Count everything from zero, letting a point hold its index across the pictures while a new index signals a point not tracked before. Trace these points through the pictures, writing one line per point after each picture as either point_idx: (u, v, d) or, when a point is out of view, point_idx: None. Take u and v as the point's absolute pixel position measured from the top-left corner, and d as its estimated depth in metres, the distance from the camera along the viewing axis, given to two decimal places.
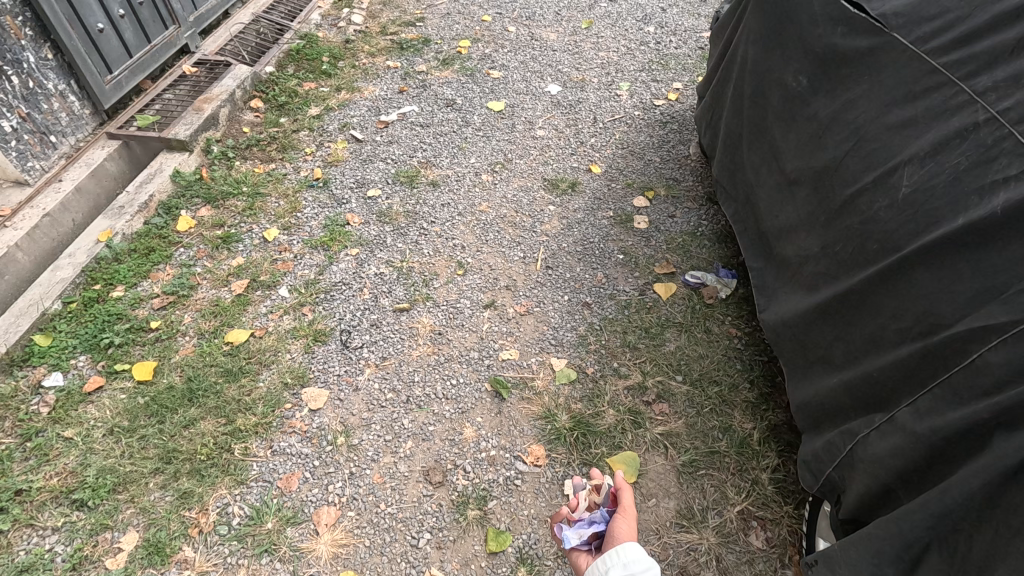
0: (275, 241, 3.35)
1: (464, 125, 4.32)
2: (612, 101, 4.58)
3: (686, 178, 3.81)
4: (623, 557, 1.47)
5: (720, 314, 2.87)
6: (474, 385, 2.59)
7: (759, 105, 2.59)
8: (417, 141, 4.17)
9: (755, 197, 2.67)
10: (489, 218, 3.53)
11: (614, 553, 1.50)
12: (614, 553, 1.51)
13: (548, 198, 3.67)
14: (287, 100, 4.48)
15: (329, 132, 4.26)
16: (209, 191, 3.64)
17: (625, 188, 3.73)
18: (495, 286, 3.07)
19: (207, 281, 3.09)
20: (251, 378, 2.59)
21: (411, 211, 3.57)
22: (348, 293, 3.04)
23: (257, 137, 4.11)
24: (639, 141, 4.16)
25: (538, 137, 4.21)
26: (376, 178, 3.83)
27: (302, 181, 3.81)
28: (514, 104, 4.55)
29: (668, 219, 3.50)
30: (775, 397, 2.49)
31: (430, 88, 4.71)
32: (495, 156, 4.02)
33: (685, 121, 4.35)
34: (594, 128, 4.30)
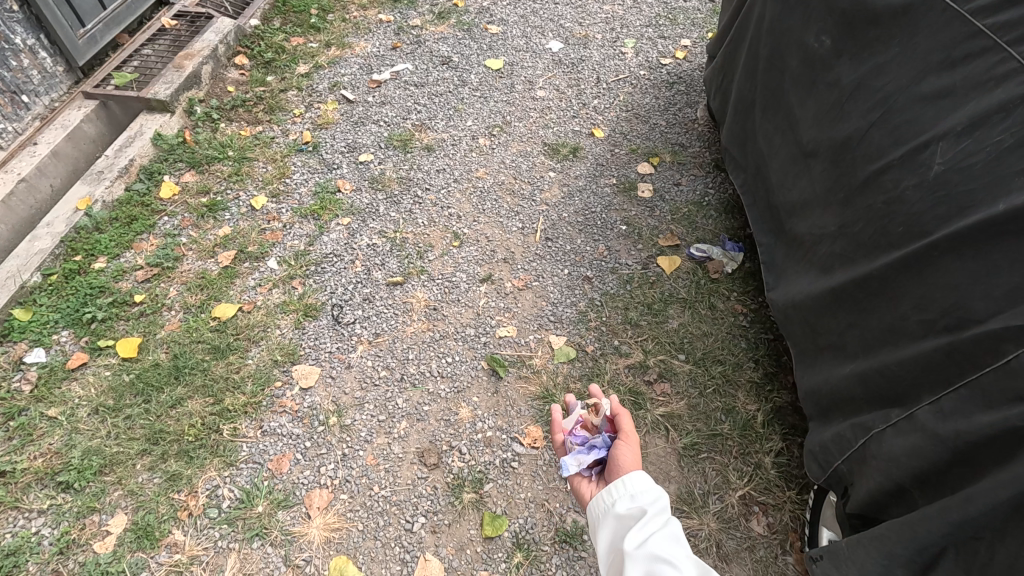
0: (263, 210, 3.21)
1: (461, 85, 4.10)
2: (617, 59, 4.34)
3: (693, 143, 3.64)
4: (630, 489, 1.50)
5: (726, 289, 2.76)
6: (470, 363, 2.51)
7: (776, 68, 2.41)
8: (411, 101, 3.96)
9: (767, 168, 2.52)
10: (486, 185, 3.38)
11: (620, 486, 1.53)
12: (619, 485, 1.54)
13: (548, 164, 3.51)
14: (273, 56, 4.23)
15: (318, 92, 4.04)
16: (193, 155, 3.47)
17: (629, 154, 3.56)
18: (493, 259, 2.96)
19: (193, 252, 2.97)
20: (240, 355, 2.50)
21: (405, 177, 3.41)
22: (340, 265, 2.92)
23: (242, 97, 3.90)
24: (645, 103, 3.96)
25: (538, 98, 4.00)
26: (368, 142, 3.65)
27: (291, 144, 3.63)
28: (513, 62, 4.31)
29: (674, 187, 3.34)
30: (780, 378, 2.42)
31: (424, 44, 4.46)
32: (493, 119, 3.83)
33: (693, 81, 4.13)
34: (597, 88, 4.09)
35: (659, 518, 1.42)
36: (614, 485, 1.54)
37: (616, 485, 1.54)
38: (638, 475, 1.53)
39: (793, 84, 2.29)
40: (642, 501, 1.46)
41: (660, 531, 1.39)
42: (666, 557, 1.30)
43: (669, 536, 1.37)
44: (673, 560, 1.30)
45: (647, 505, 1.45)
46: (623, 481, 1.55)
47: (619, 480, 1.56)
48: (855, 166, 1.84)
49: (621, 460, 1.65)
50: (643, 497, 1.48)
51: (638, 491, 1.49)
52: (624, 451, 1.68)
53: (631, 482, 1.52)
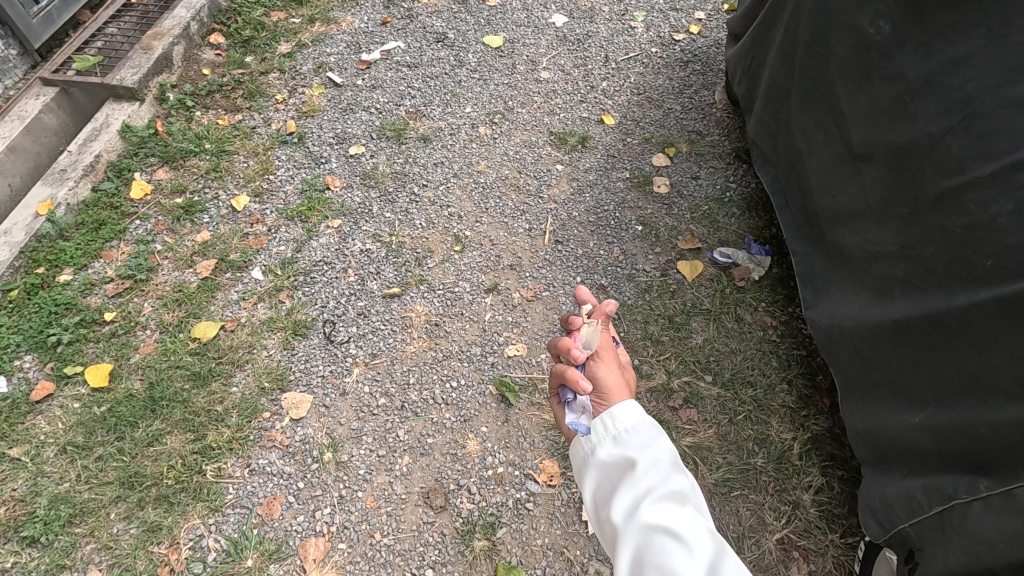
0: (245, 211, 2.94)
1: (458, 65, 3.78)
2: (626, 35, 4.01)
3: (711, 130, 3.36)
4: (617, 433, 1.32)
5: (753, 299, 2.54)
6: (477, 388, 2.29)
7: (817, 56, 2.15)
8: (405, 85, 3.65)
9: (803, 167, 2.28)
10: (488, 181, 3.10)
11: (604, 428, 1.34)
12: (604, 425, 1.36)
13: (554, 156, 3.23)
14: (252, 34, 3.87)
15: (303, 74, 3.71)
16: (167, 149, 3.17)
17: (642, 144, 3.28)
18: (498, 265, 2.71)
19: (168, 262, 2.71)
20: (223, 383, 2.27)
21: (399, 172, 3.13)
22: (331, 275, 2.68)
23: (219, 81, 3.56)
24: (657, 84, 3.65)
25: (542, 80, 3.69)
26: (359, 132, 3.36)
27: (274, 135, 3.32)
28: (514, 39, 3.98)
29: (692, 181, 3.08)
30: (815, 401, 2.22)
31: (417, 19, 4.10)
32: (494, 104, 3.53)
33: (709, 60, 3.82)
34: (606, 68, 3.77)
35: (653, 470, 1.25)
36: (597, 426, 1.35)
37: (600, 427, 1.35)
38: (625, 414, 1.33)
39: (838, 77, 2.04)
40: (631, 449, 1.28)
41: (655, 486, 1.23)
42: (662, 525, 1.15)
43: (664, 493, 1.21)
44: (671, 529, 1.15)
45: (638, 455, 1.27)
46: (608, 420, 1.36)
47: (603, 418, 1.36)
48: (922, 179, 1.61)
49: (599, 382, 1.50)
50: (631, 443, 1.29)
51: (627, 435, 1.31)
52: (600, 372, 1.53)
53: (617, 424, 1.33)
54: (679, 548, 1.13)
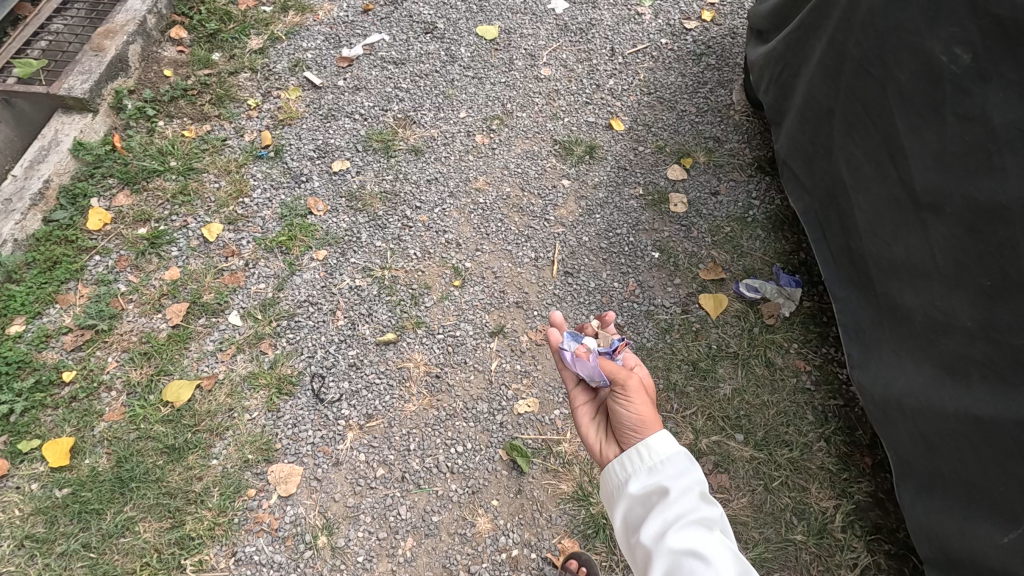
0: (218, 241, 2.64)
1: (449, 61, 3.43)
2: (633, 22, 3.66)
3: (730, 135, 3.07)
4: (651, 461, 1.33)
5: (784, 340, 2.32)
6: (485, 453, 2.08)
7: (865, 76, 1.88)
8: (391, 85, 3.30)
9: (844, 202, 2.05)
10: (488, 200, 2.81)
11: (638, 457, 1.36)
12: (639, 455, 1.37)
13: (560, 169, 2.93)
14: (218, 27, 3.48)
15: (277, 74, 3.34)
16: (127, 168, 2.85)
17: (656, 153, 2.98)
18: (503, 303, 2.46)
19: (134, 306, 2.42)
20: (201, 455, 2.04)
21: (389, 192, 2.83)
22: (318, 318, 2.41)
23: (182, 84, 3.19)
24: (669, 82, 3.33)
25: (543, 78, 3.36)
26: (342, 143, 3.03)
27: (247, 148, 2.99)
28: (510, 29, 3.62)
29: (712, 198, 2.81)
30: (856, 459, 2.04)
31: (403, 6, 3.71)
32: (492, 107, 3.20)
33: (724, 51, 3.50)
34: (612, 63, 3.44)
35: (685, 496, 1.26)
36: (631, 455, 1.37)
37: (634, 456, 1.37)
38: (659, 444, 1.35)
39: (893, 104, 1.78)
40: (663, 475, 1.29)
41: (686, 512, 1.23)
42: (692, 549, 1.15)
43: (695, 517, 1.22)
44: (701, 552, 1.15)
45: (670, 481, 1.28)
46: (642, 449, 1.38)
47: (637, 448, 1.38)
48: (1011, 252, 1.43)
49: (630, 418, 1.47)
50: (664, 469, 1.31)
51: (660, 462, 1.32)
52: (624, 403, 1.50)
53: (651, 452, 1.34)
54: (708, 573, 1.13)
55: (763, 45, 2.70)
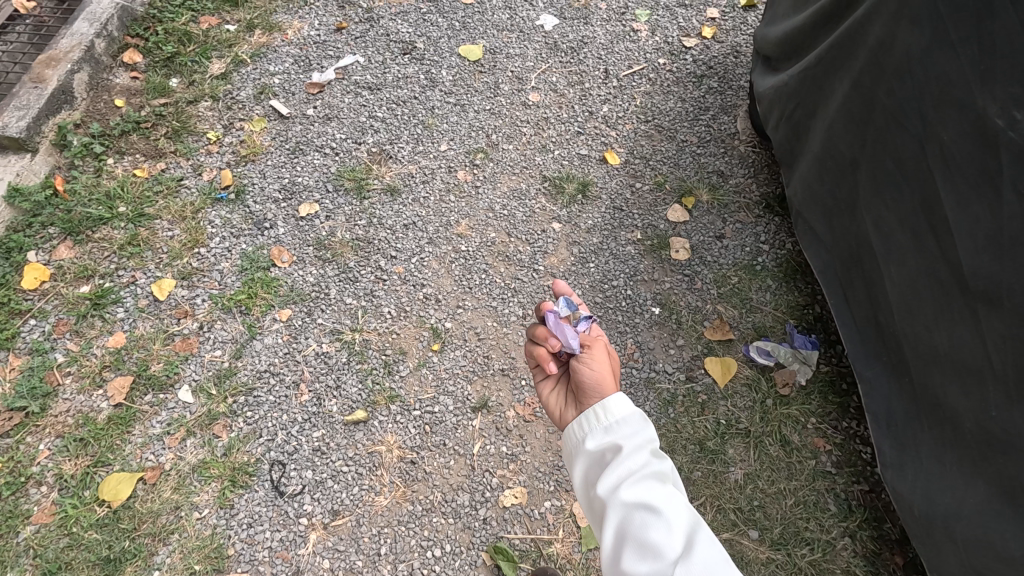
0: (170, 299, 2.37)
1: (429, 85, 3.16)
2: (628, 39, 3.40)
3: (735, 169, 2.82)
4: (606, 421, 1.32)
5: (800, 413, 2.08)
6: (465, 556, 1.86)
7: (900, 128, 1.62)
8: (366, 114, 3.03)
9: (870, 267, 1.80)
10: (471, 247, 2.55)
11: (594, 417, 1.35)
12: (596, 417, 1.36)
13: (550, 211, 2.67)
14: (176, 49, 3.19)
15: (241, 101, 3.05)
16: (69, 215, 2.56)
17: (654, 191, 2.73)
18: (487, 371, 2.21)
19: (72, 380, 2.16)
20: (143, 566, 1.82)
21: (362, 239, 2.57)
22: (280, 392, 2.15)
23: (135, 116, 2.90)
24: (668, 107, 3.08)
25: (531, 104, 3.09)
26: (311, 182, 2.76)
27: (205, 189, 2.71)
28: (495, 48, 3.35)
29: (716, 242, 2.57)
30: (884, 558, 1.84)
31: (379, 24, 3.44)
32: (475, 139, 2.94)
33: (727, 71, 3.24)
34: (606, 86, 3.17)
35: (639, 452, 1.25)
36: (587, 416, 1.35)
37: (589, 417, 1.36)
38: (613, 403, 1.33)
39: (936, 168, 1.53)
40: (617, 434, 1.28)
41: (638, 468, 1.22)
42: (643, 502, 1.14)
43: (647, 472, 1.21)
44: (652, 506, 1.14)
45: (624, 439, 1.27)
46: (599, 412, 1.36)
47: (592, 409, 1.37)
48: None
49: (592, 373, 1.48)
50: (619, 428, 1.29)
51: (616, 422, 1.31)
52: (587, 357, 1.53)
53: (606, 411, 1.33)
54: (660, 525, 1.12)
55: (773, 74, 2.43)
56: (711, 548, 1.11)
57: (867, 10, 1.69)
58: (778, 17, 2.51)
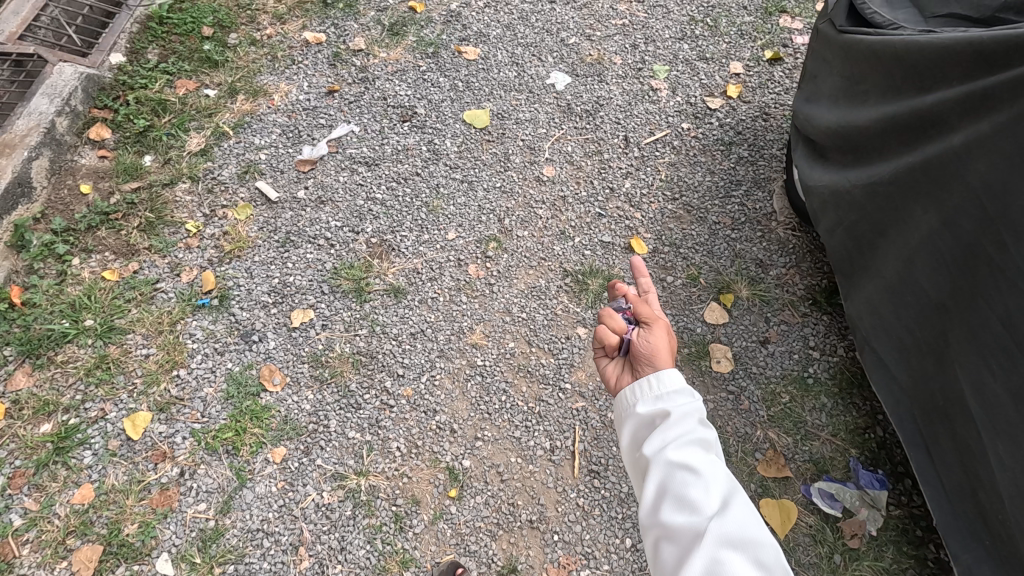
0: (145, 439, 2.07)
1: (432, 157, 2.87)
2: (647, 99, 3.14)
3: (775, 257, 2.56)
4: (656, 391, 1.33)
5: (872, 572, 1.86)
6: None
7: (1015, 288, 1.40)
8: (363, 196, 2.73)
9: (965, 432, 1.57)
10: (487, 361, 2.27)
11: (645, 385, 1.36)
12: (646, 383, 1.36)
13: (573, 313, 2.40)
14: (149, 122, 2.88)
15: (223, 182, 2.74)
16: (27, 333, 2.25)
17: (688, 286, 2.47)
18: (513, 522, 1.95)
19: (30, 550, 1.86)
20: None
21: (364, 353, 2.28)
22: (275, 558, 1.88)
23: (103, 205, 2.59)
24: (695, 180, 2.81)
25: (546, 180, 2.81)
26: (304, 282, 2.46)
27: (184, 294, 2.40)
28: (503, 111, 3.07)
29: (761, 349, 2.31)
30: None
31: (375, 85, 3.14)
32: (487, 224, 2.65)
33: (757, 136, 2.98)
34: (626, 155, 2.90)
35: (687, 421, 1.26)
36: (639, 384, 1.36)
37: (642, 384, 1.37)
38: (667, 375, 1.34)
39: None
40: (667, 402, 1.29)
41: (685, 432, 1.25)
42: (687, 464, 1.19)
43: (693, 440, 1.23)
44: (696, 468, 1.19)
45: (673, 405, 1.29)
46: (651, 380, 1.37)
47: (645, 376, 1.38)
48: None
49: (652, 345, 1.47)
50: (670, 397, 1.30)
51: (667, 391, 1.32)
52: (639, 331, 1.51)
53: (659, 382, 1.34)
54: (701, 486, 1.17)
55: (823, 163, 2.17)
56: (748, 512, 1.17)
57: (973, 144, 1.47)
58: (826, 103, 2.25)
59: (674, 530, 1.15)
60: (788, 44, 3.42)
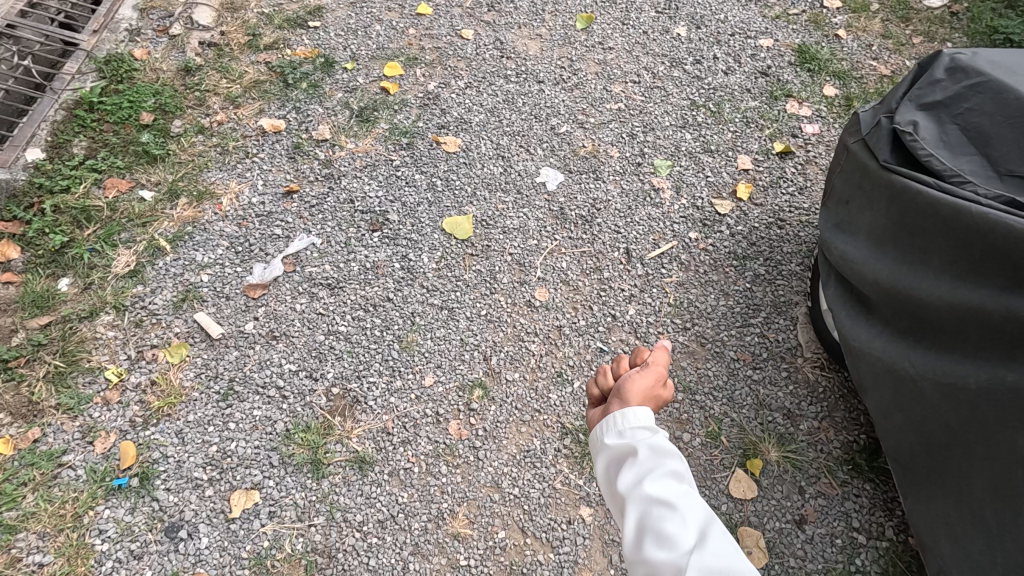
0: None
1: (406, 276, 2.48)
2: (648, 200, 2.80)
3: (804, 404, 2.22)
4: (621, 425, 1.25)
5: None
6: None
7: None
8: (324, 329, 2.32)
9: None
10: (473, 560, 1.88)
11: (612, 421, 1.27)
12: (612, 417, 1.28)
13: (575, 486, 2.01)
14: (69, 235, 2.44)
15: (155, 312, 2.30)
16: None
17: (709, 447, 2.11)
18: None
19: None
20: None
21: (320, 552, 1.87)
22: None
23: (2, 350, 2.14)
24: (708, 303, 2.47)
25: (538, 305, 2.43)
26: (250, 450, 2.03)
27: (96, 472, 1.95)
28: (487, 215, 2.70)
29: (798, 533, 1.96)
30: None
31: (340, 184, 2.75)
32: (470, 365, 2.26)
33: (772, 248, 2.66)
34: (628, 272, 2.56)
35: (656, 452, 1.20)
36: (606, 419, 1.27)
37: (608, 418, 1.28)
38: (633, 411, 1.25)
39: None
40: (635, 437, 1.22)
41: (655, 467, 1.19)
42: (661, 501, 1.14)
43: (665, 471, 1.18)
44: (671, 502, 1.14)
45: (641, 441, 1.21)
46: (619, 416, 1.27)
47: (614, 409, 1.29)
48: None
49: (629, 386, 1.32)
50: (636, 433, 1.23)
51: (634, 423, 1.25)
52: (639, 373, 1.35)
53: (624, 418, 1.25)
54: (676, 520, 1.13)
55: (863, 314, 1.84)
56: (722, 540, 1.14)
57: None
58: (851, 242, 1.93)
59: (656, 569, 1.10)
60: (798, 134, 3.14)
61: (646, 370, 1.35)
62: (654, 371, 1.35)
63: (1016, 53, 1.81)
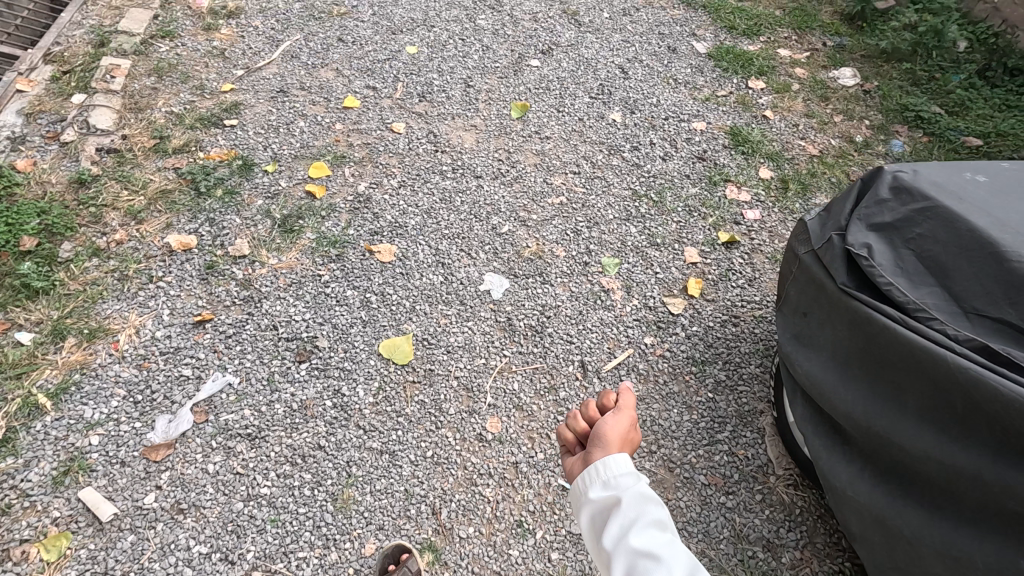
0: None
1: (339, 416, 2.19)
2: (600, 303, 2.66)
3: (783, 530, 2.06)
4: (604, 475, 1.14)
5: None
6: None
7: None
8: (243, 493, 1.98)
9: None
10: None
11: (593, 471, 1.16)
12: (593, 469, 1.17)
13: None
14: None
15: (28, 492, 1.90)
16: None
17: None
18: None
19: None
20: None
21: None
22: None
23: None
24: (671, 419, 2.31)
25: (490, 438, 2.19)
26: None
27: None
28: (429, 333, 2.46)
29: None
30: None
31: (261, 309, 2.45)
32: (417, 522, 1.97)
33: (730, 349, 2.56)
34: (585, 389, 2.37)
35: (639, 499, 1.09)
36: (588, 469, 1.16)
37: (590, 468, 1.17)
38: (615, 457, 1.15)
39: None
40: (616, 486, 1.11)
41: (638, 516, 1.06)
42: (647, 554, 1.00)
43: (648, 519, 1.06)
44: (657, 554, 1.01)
45: (623, 489, 1.10)
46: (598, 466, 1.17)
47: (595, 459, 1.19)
48: None
49: (604, 431, 1.24)
50: (620, 481, 1.11)
51: (616, 471, 1.14)
52: (613, 418, 1.28)
53: (607, 466, 1.15)
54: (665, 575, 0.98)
55: (839, 442, 1.72)
56: None
57: None
58: (814, 357, 1.82)
59: None
60: (740, 220, 3.12)
61: (620, 412, 1.28)
62: (627, 415, 1.28)
63: (950, 171, 1.81)
